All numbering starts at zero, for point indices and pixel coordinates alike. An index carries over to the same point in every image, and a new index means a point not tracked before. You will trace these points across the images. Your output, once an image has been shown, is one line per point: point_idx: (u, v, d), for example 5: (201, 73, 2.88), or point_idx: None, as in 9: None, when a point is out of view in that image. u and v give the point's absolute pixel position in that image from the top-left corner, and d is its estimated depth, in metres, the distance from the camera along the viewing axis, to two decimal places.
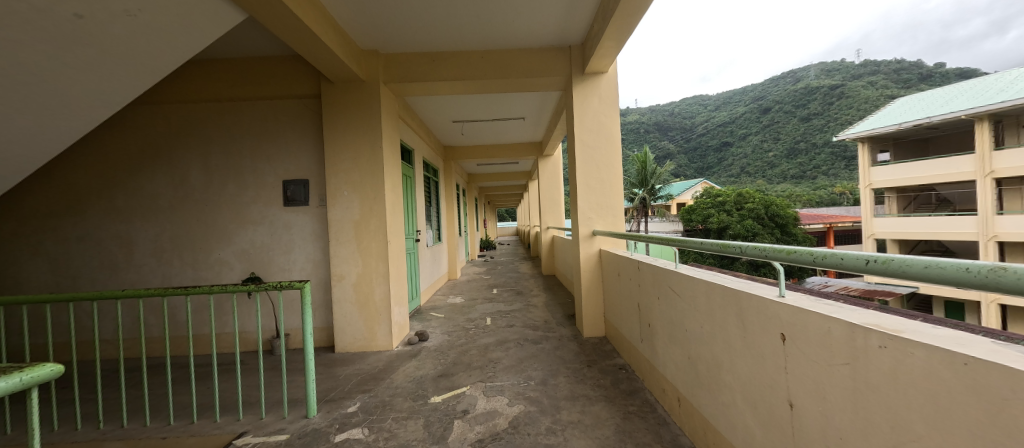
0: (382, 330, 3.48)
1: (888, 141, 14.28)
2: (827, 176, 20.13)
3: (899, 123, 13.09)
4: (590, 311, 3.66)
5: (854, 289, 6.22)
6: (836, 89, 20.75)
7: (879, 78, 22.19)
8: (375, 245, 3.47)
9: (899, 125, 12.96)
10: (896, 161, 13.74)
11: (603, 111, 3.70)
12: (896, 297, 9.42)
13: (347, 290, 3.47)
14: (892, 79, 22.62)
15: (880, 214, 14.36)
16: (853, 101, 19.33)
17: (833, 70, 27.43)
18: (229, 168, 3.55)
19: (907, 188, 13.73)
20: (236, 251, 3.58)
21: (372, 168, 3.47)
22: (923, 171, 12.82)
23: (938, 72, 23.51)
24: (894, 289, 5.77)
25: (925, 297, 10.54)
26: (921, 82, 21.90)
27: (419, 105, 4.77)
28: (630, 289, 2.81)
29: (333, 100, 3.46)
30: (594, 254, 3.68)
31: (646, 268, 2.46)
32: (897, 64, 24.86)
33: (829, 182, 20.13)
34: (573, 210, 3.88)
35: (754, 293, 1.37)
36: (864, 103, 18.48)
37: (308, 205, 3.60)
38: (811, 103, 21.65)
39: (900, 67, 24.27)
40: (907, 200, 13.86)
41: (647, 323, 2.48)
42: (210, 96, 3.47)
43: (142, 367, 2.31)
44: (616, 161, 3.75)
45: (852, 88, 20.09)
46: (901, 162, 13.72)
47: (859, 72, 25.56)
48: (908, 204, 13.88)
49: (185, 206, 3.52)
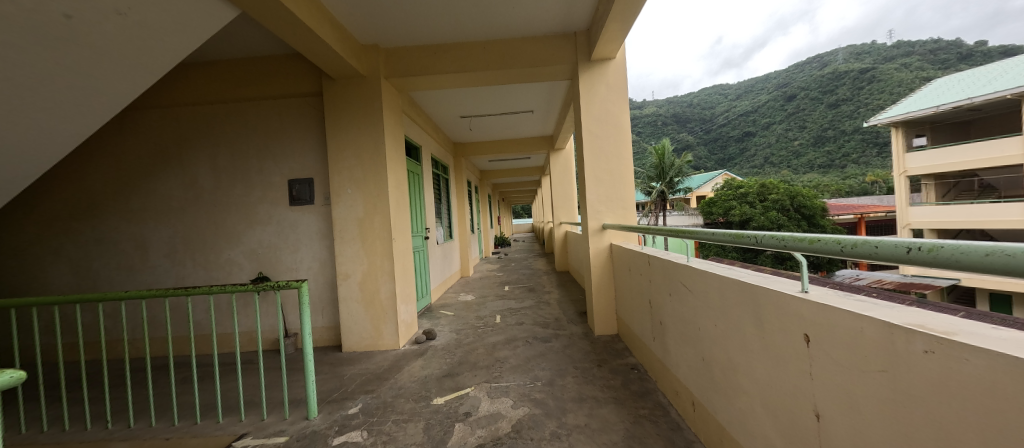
0: (388, 329, 3.44)
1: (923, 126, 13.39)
2: (857, 164, 19.02)
3: (937, 105, 12.22)
4: (601, 308, 3.51)
5: (889, 282, 5.75)
6: (866, 73, 19.65)
7: (913, 60, 20.84)
8: (380, 243, 3.43)
9: (936, 108, 12.10)
10: (933, 147, 12.88)
11: (611, 99, 3.52)
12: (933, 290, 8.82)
13: (352, 289, 3.45)
14: (930, 59, 21.17)
15: (916, 202, 13.47)
16: (885, 84, 18.18)
17: (862, 51, 25.91)
18: (236, 169, 3.58)
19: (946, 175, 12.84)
20: (245, 251, 3.61)
21: (374, 165, 3.42)
22: (963, 156, 11.96)
23: (981, 50, 21.92)
24: (931, 282, 5.35)
25: (965, 290, 9.83)
26: (961, 62, 20.42)
27: (425, 100, 4.70)
28: (641, 286, 2.66)
29: (335, 97, 3.42)
30: (605, 249, 3.52)
31: (657, 263, 2.31)
32: (935, 44, 23.25)
33: (859, 171, 19.03)
34: (582, 204, 3.73)
35: (772, 288, 1.22)
36: (896, 86, 17.41)
37: (313, 203, 3.59)
38: (838, 89, 20.52)
39: (937, 47, 22.72)
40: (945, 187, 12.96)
41: (659, 320, 2.33)
42: (216, 97, 3.49)
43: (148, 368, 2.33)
44: (627, 151, 3.56)
45: (884, 71, 18.92)
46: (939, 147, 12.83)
47: (892, 53, 24.07)
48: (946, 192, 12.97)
49: (195, 207, 3.58)
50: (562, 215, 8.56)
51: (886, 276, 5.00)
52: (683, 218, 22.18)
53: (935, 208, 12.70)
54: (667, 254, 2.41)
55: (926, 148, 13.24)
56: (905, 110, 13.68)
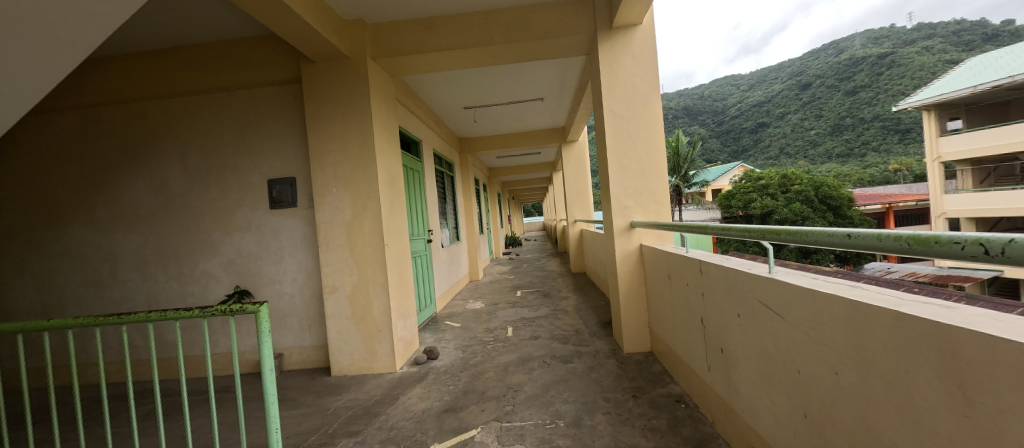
0: (383, 349, 2.97)
1: (958, 107, 12.44)
2: (877, 153, 17.89)
3: (976, 86, 11.27)
4: (631, 321, 2.96)
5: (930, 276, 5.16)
6: (888, 57, 18.67)
7: (938, 41, 19.73)
8: (371, 250, 2.96)
9: (974, 88, 11.18)
10: (969, 130, 11.98)
11: (638, 72, 2.96)
12: (979, 285, 8.14)
13: (341, 304, 2.99)
14: (955, 41, 20.03)
15: (952, 190, 12.56)
16: (906, 68, 17.26)
17: (879, 36, 24.78)
18: (210, 169, 3.18)
19: (985, 160, 11.92)
20: (222, 262, 3.20)
21: (363, 159, 2.95)
22: (1001, 138, 11.09)
23: (1012, 29, 20.66)
24: (974, 273, 4.87)
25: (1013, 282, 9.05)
26: (989, 41, 19.32)
27: (422, 89, 4.23)
28: (688, 299, 2.09)
29: (316, 83, 2.97)
30: (634, 251, 2.97)
31: (715, 272, 1.74)
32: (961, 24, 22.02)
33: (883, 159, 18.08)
34: (605, 198, 3.18)
35: (987, 332, 0.65)
36: (920, 69, 16.44)
37: (296, 206, 3.16)
38: (860, 73, 19.47)
39: (964, 27, 21.50)
40: (985, 172, 12.02)
41: (720, 346, 1.76)
42: (183, 88, 3.07)
43: (75, 418, 1.85)
44: (658, 134, 3.00)
45: (907, 54, 17.91)
46: (975, 129, 11.92)
47: (914, 34, 22.86)
48: (987, 177, 12.01)
49: (166, 213, 3.19)
50: (576, 212, 8.05)
51: (930, 270, 4.62)
52: (701, 213, 21.30)
53: (973, 196, 11.84)
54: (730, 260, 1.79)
55: (960, 131, 12.32)
56: (939, 91, 12.70)
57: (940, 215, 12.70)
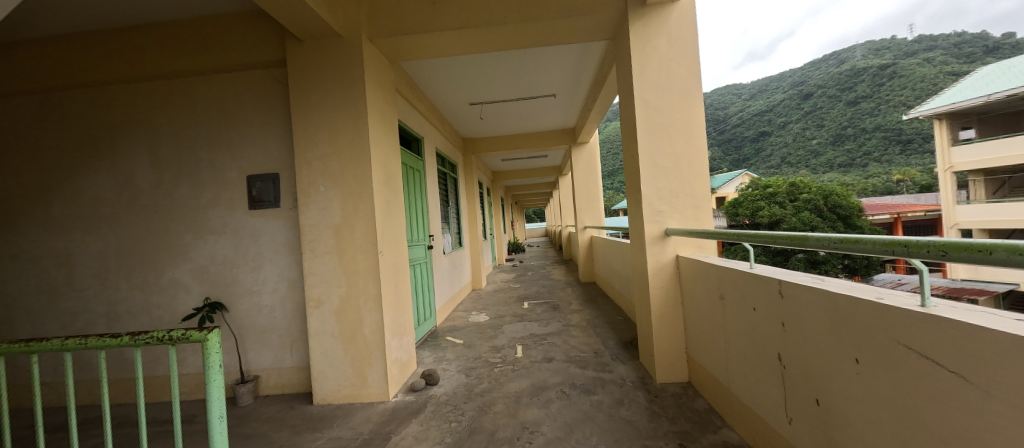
0: (374, 374, 2.54)
1: (971, 116, 12.14)
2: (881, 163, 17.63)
3: (988, 95, 10.72)
4: (666, 346, 2.51)
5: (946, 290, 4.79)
6: (893, 66, 18.49)
7: (941, 51, 19.62)
8: (363, 258, 2.55)
9: (987, 98, 10.65)
10: (981, 139, 11.67)
11: (674, 57, 2.57)
12: None
13: (327, 320, 2.57)
14: (960, 50, 19.87)
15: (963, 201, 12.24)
16: (911, 78, 17.12)
17: (882, 47, 24.73)
18: (183, 164, 2.82)
19: (997, 170, 11.56)
20: (193, 270, 2.80)
21: (355, 152, 2.56)
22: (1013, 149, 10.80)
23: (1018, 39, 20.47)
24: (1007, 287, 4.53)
25: None
26: (990, 53, 19.25)
27: (425, 79, 3.85)
28: (756, 327, 1.64)
29: (303, 65, 2.58)
30: (670, 263, 2.52)
31: (810, 297, 1.29)
32: (965, 35, 21.91)
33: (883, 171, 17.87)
34: (633, 202, 2.76)
35: None
36: (929, 78, 16.17)
37: (278, 206, 2.76)
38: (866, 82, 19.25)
39: (969, 38, 21.38)
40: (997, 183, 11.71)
41: (813, 397, 1.31)
42: (154, 72, 2.71)
43: None
44: (698, 127, 2.58)
45: (910, 65, 17.80)
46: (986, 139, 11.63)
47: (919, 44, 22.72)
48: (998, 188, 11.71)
49: (132, 212, 2.82)
50: (585, 218, 7.64)
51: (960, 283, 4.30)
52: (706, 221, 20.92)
53: (985, 206, 11.42)
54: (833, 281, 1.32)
55: (972, 140, 11.99)
56: (950, 100, 12.27)
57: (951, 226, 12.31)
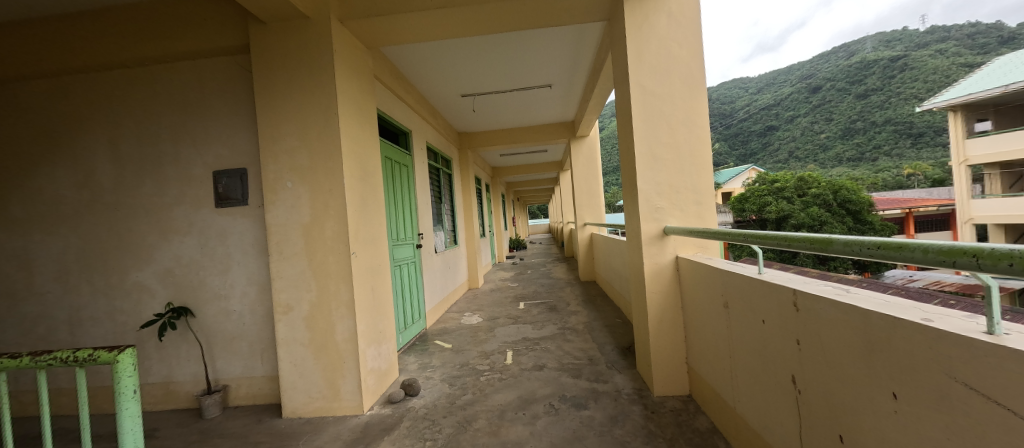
0: (347, 385, 2.35)
1: (987, 108, 11.69)
2: (893, 157, 17.12)
3: (1006, 85, 10.27)
4: (664, 356, 2.29)
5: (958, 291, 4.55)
6: (905, 57, 17.93)
7: (955, 41, 19.01)
8: (334, 261, 2.35)
9: (1005, 88, 10.20)
10: (998, 131, 11.22)
11: (674, 37, 2.32)
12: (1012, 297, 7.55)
13: (297, 327, 2.38)
14: (975, 40, 19.23)
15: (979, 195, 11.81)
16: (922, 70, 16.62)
17: (893, 37, 24.03)
18: (146, 159, 2.63)
19: (1014, 163, 11.14)
20: (158, 272, 2.63)
21: (325, 145, 2.35)
22: None
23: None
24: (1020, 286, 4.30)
25: None
26: (1005, 43, 18.64)
27: (410, 67, 3.62)
28: (764, 343, 1.39)
29: (268, 51, 2.37)
30: (668, 265, 2.29)
31: (831, 313, 1.05)
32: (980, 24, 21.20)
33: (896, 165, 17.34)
34: (630, 197, 2.52)
35: None
36: (943, 69, 15.64)
37: (246, 203, 2.57)
38: (876, 74, 18.70)
39: (985, 26, 20.67)
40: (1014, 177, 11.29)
41: (836, 435, 1.06)
42: (111, 59, 2.52)
43: None
44: (700, 114, 2.34)
45: (922, 56, 17.28)
46: (1002, 130, 11.18)
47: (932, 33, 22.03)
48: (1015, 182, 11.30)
49: (93, 211, 2.65)
50: (585, 214, 7.41)
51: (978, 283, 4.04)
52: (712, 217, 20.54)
53: (1001, 200, 11.01)
54: (861, 293, 1.07)
55: (988, 132, 11.53)
56: (966, 91, 11.81)
57: (966, 221, 11.91)
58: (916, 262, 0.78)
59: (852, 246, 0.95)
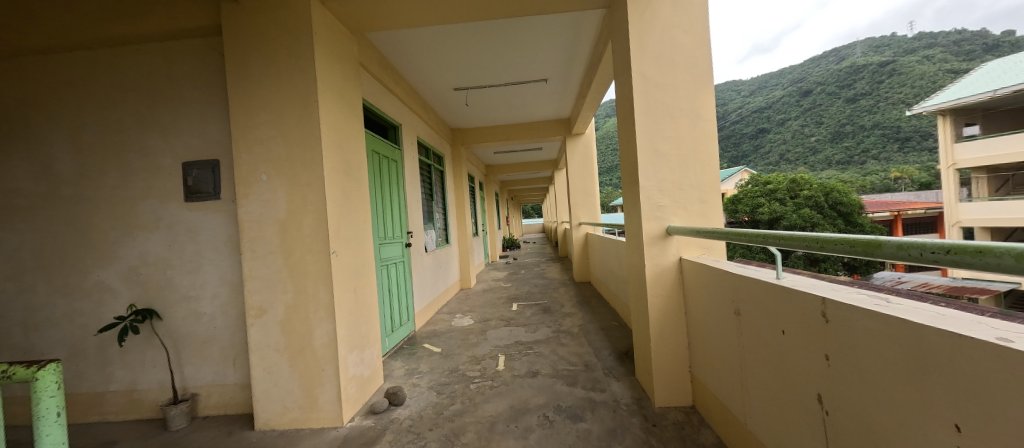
0: (325, 395, 2.18)
1: (976, 114, 11.76)
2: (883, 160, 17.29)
3: (994, 90, 10.38)
4: (666, 363, 2.15)
5: None
6: (896, 61, 18.15)
7: (943, 47, 19.32)
8: (312, 260, 2.17)
9: (994, 92, 10.30)
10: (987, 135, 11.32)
11: (679, 24, 2.18)
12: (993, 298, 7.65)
13: (271, 332, 2.20)
14: (962, 47, 19.56)
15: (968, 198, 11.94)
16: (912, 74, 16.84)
17: (883, 42, 24.38)
18: (108, 148, 2.43)
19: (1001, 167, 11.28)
20: (121, 271, 2.42)
21: (303, 135, 2.17)
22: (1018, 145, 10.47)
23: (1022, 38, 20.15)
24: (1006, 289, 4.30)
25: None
26: (991, 50, 18.99)
27: (398, 55, 3.44)
28: (784, 356, 1.25)
29: (242, 32, 2.19)
30: (671, 267, 2.14)
31: (870, 326, 0.91)
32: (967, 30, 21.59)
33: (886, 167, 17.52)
34: (630, 196, 2.38)
35: None
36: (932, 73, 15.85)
37: (218, 198, 2.38)
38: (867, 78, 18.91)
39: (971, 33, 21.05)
40: (999, 181, 11.46)
41: None
42: (69, 39, 2.31)
43: None
44: (706, 107, 2.20)
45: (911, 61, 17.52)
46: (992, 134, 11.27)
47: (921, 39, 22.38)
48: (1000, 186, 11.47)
49: (50, 205, 2.44)
50: (580, 214, 7.28)
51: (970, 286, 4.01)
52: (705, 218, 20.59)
53: (987, 204, 11.16)
54: (903, 303, 0.92)
55: (977, 137, 11.62)
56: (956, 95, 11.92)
57: (953, 224, 12.06)
58: (998, 270, 0.63)
59: (905, 254, 0.80)
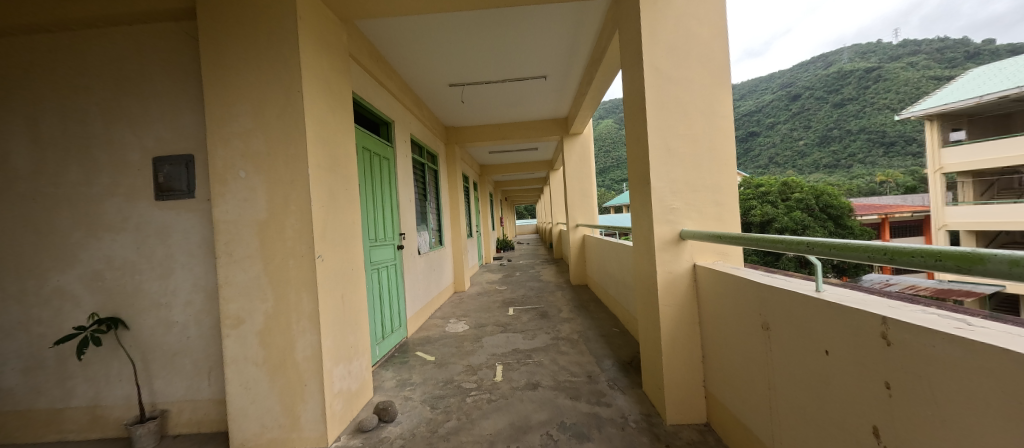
0: (308, 412, 1.99)
1: (962, 118, 11.65)
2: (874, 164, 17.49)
3: (983, 95, 10.51)
4: (678, 378, 2.00)
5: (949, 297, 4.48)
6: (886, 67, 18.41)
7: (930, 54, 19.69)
8: (294, 265, 1.99)
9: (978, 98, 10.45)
10: (970, 140, 11.45)
11: (692, 15, 2.04)
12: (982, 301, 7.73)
13: (249, 343, 2.00)
14: (949, 53, 19.95)
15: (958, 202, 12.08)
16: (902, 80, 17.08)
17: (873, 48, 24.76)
18: (70, 141, 2.21)
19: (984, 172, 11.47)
20: (84, 276, 2.21)
21: (285, 128, 1.98)
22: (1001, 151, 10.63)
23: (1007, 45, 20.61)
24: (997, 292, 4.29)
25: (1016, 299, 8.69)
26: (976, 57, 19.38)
27: (390, 47, 3.26)
28: (828, 380, 1.10)
29: (218, 14, 2.00)
30: (685, 274, 2.00)
31: (952, 355, 0.76)
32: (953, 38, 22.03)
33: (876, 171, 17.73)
34: (640, 197, 2.23)
35: None
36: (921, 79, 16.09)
37: (192, 196, 2.18)
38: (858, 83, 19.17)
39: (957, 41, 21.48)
40: (985, 185, 11.64)
41: None
42: (25, 20, 2.10)
43: None
44: (721, 104, 2.06)
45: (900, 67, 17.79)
46: (976, 140, 11.37)
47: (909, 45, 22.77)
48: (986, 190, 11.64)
49: (4, 202, 2.22)
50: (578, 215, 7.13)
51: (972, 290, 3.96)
52: None
53: (973, 208, 11.33)
54: (988, 326, 0.78)
55: (962, 142, 11.66)
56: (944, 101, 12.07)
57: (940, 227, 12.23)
58: None
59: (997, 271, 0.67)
